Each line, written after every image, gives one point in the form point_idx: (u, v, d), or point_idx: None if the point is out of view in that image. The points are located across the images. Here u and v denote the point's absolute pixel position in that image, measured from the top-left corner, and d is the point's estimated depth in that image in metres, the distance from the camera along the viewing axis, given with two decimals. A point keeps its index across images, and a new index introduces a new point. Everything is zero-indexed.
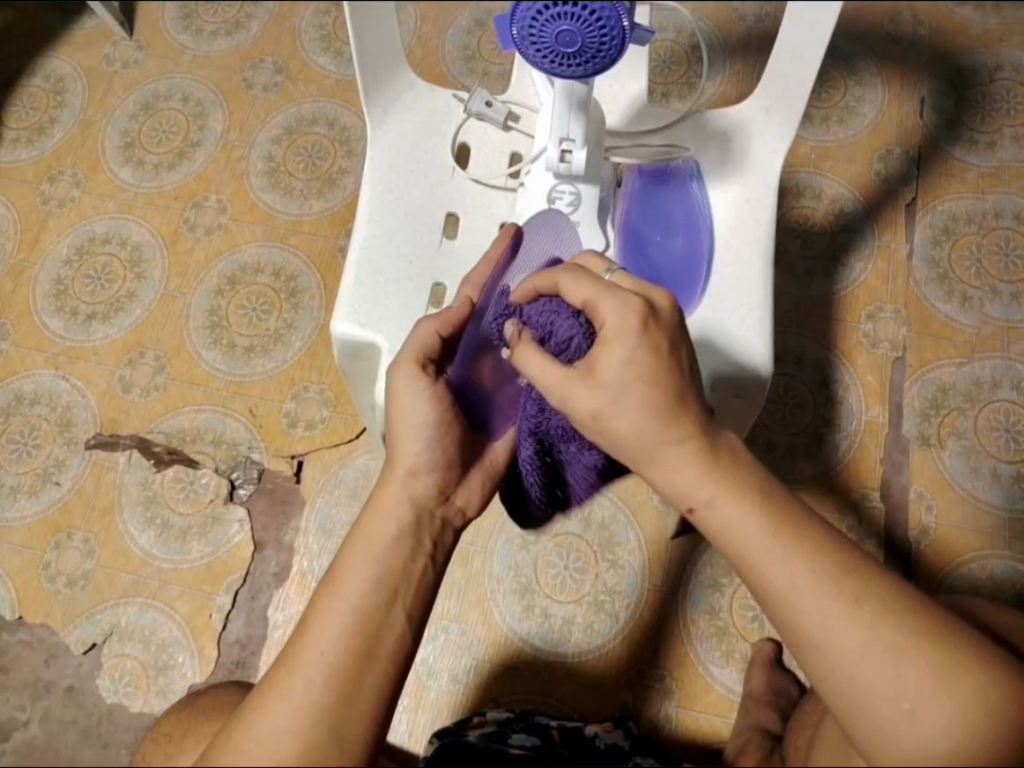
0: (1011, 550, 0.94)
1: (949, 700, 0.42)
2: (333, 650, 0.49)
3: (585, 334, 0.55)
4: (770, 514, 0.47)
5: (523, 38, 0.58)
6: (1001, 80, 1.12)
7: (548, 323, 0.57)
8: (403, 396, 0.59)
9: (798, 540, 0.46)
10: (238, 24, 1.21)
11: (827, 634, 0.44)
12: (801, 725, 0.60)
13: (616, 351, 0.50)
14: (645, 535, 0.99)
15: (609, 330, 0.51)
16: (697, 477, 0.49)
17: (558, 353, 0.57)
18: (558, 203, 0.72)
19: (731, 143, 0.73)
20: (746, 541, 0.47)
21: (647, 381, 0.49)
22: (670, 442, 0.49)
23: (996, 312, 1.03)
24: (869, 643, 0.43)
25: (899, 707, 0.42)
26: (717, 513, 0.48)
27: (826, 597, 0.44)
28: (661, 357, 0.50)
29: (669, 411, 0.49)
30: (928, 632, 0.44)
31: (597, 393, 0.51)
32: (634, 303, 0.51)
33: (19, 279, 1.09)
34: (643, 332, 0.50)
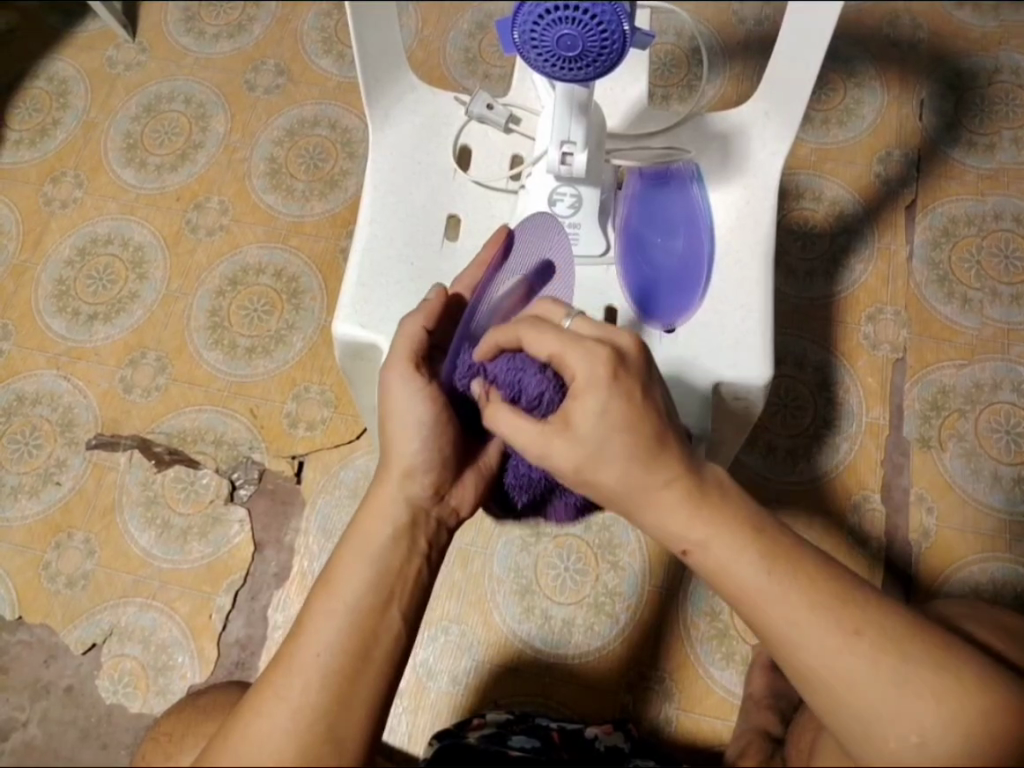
0: (1012, 552, 0.94)
1: (955, 728, 0.43)
2: (330, 650, 0.49)
3: (555, 388, 0.55)
4: (764, 551, 0.47)
5: (525, 42, 0.58)
6: (1000, 82, 1.13)
7: (515, 380, 0.56)
8: (397, 393, 0.58)
9: (794, 576, 0.46)
10: (241, 26, 1.21)
11: (831, 672, 0.44)
12: (801, 727, 0.60)
13: (589, 404, 0.49)
14: (646, 537, 0.99)
15: (579, 382, 0.50)
16: (688, 519, 0.48)
17: (532, 409, 0.56)
18: (558, 206, 0.72)
19: (731, 144, 0.73)
20: (743, 582, 0.47)
21: (624, 427, 0.49)
22: (657, 488, 0.49)
23: (996, 314, 1.03)
24: (872, 675, 0.44)
25: (907, 740, 0.43)
26: (712, 553, 0.48)
27: (825, 634, 0.44)
28: (636, 404, 0.49)
29: (653, 456, 0.49)
30: (931, 656, 0.44)
31: (575, 446, 0.50)
32: (602, 352, 0.50)
33: (21, 280, 1.10)
34: (614, 382, 0.49)
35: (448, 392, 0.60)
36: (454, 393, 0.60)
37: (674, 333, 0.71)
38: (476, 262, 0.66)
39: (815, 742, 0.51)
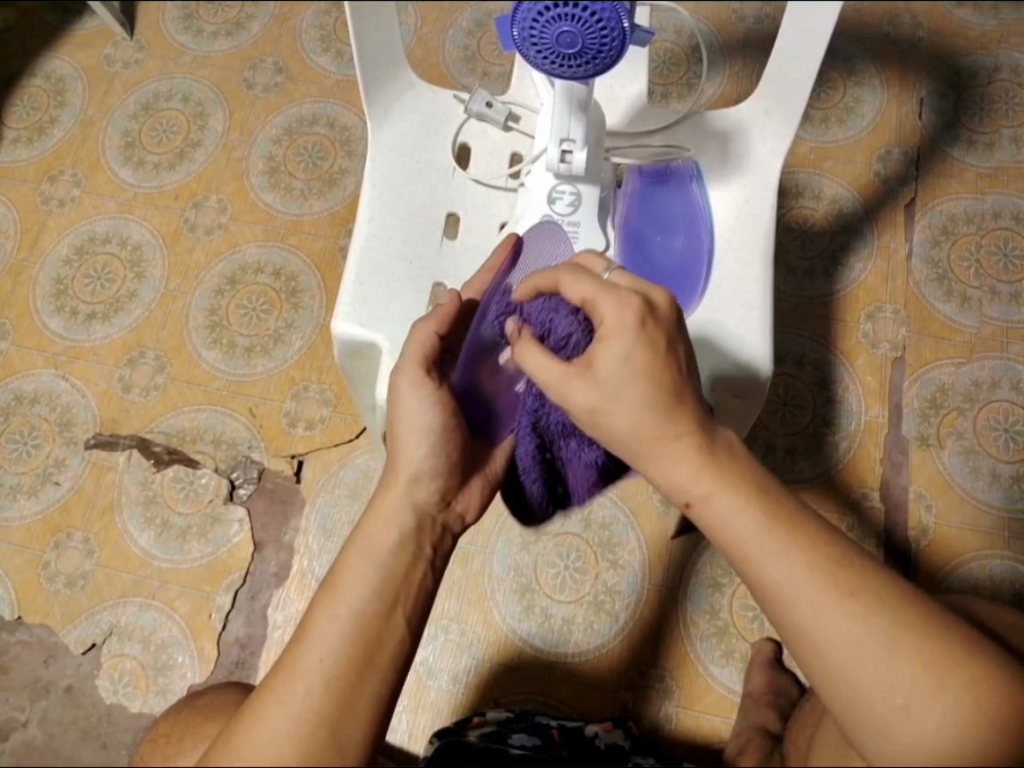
0: (1010, 550, 0.94)
1: (942, 695, 0.42)
2: (334, 656, 0.49)
3: (585, 329, 0.55)
4: (766, 509, 0.47)
5: (524, 39, 0.58)
6: (999, 81, 1.13)
7: (546, 320, 0.56)
8: (407, 400, 0.59)
9: (793, 535, 0.46)
10: (239, 24, 1.21)
11: (820, 630, 0.44)
12: (801, 723, 0.60)
13: (613, 349, 0.49)
14: (646, 535, 0.99)
15: (607, 328, 0.50)
16: (693, 472, 0.48)
17: (558, 350, 0.56)
18: (558, 204, 0.72)
19: (730, 143, 0.73)
20: (740, 538, 0.47)
21: (645, 378, 0.49)
22: (666, 440, 0.49)
23: (995, 312, 1.03)
24: (863, 637, 0.44)
25: (892, 702, 0.43)
26: (712, 508, 0.48)
27: (818, 593, 0.45)
28: (660, 356, 0.49)
29: (667, 408, 0.49)
30: (923, 627, 0.44)
31: (594, 389, 0.50)
32: (632, 301, 0.50)
33: (19, 279, 1.09)
34: (641, 329, 0.50)
35: (458, 396, 0.62)
36: (462, 397, 0.62)
37: None
38: (486, 267, 0.66)
39: (814, 738, 0.51)
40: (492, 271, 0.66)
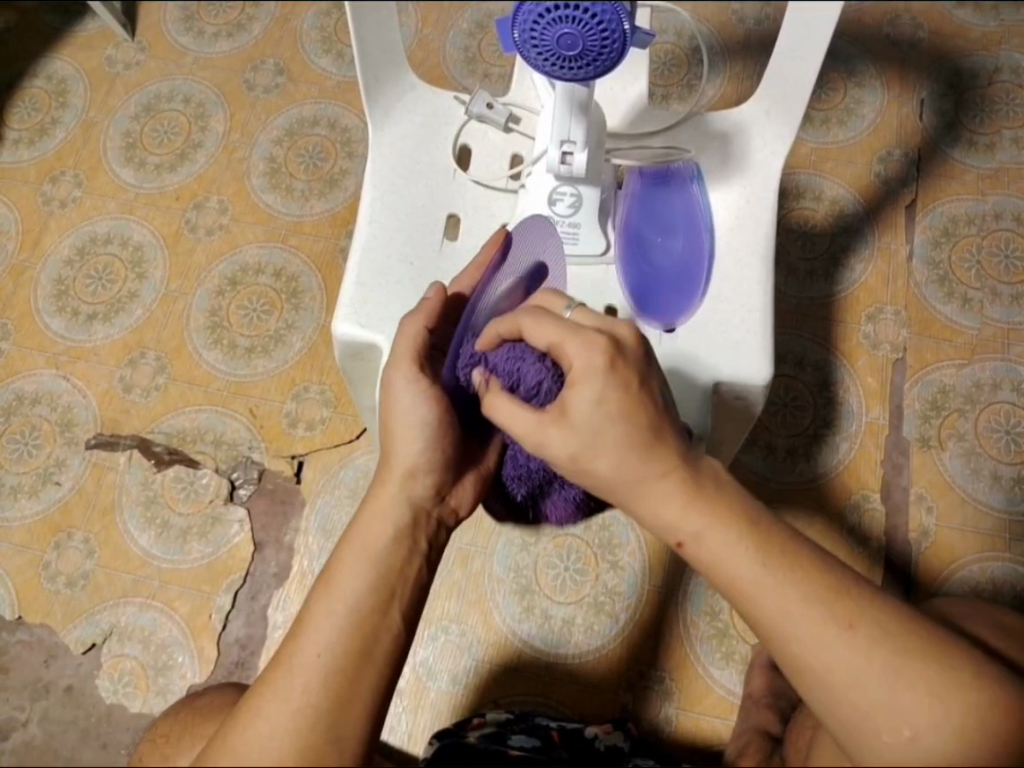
0: (1012, 552, 0.94)
1: (947, 724, 0.43)
2: (331, 652, 0.49)
3: (554, 377, 0.55)
4: (758, 544, 0.47)
5: (525, 41, 0.58)
6: (1000, 81, 1.13)
7: (514, 369, 0.56)
8: (399, 393, 0.58)
9: (788, 569, 0.46)
10: (240, 25, 1.21)
11: (823, 664, 0.44)
12: (800, 726, 0.60)
13: (585, 394, 0.49)
14: (646, 536, 0.99)
15: (576, 371, 0.50)
16: (682, 511, 0.48)
17: (528, 399, 0.56)
18: (558, 205, 0.72)
19: (731, 144, 0.73)
20: (736, 574, 0.47)
21: (622, 418, 0.49)
22: (650, 480, 0.49)
23: (996, 314, 1.03)
24: (865, 668, 0.44)
25: (900, 734, 0.43)
26: (705, 546, 0.48)
27: (820, 627, 0.44)
28: (632, 395, 0.49)
29: (649, 446, 0.49)
30: (924, 650, 0.44)
31: (571, 436, 0.50)
32: (600, 341, 0.50)
33: (20, 280, 1.10)
34: (610, 371, 0.49)
35: (449, 390, 0.61)
36: (454, 392, 0.61)
37: (673, 333, 0.71)
38: (474, 265, 0.66)
39: (813, 741, 0.51)
40: (479, 270, 0.65)
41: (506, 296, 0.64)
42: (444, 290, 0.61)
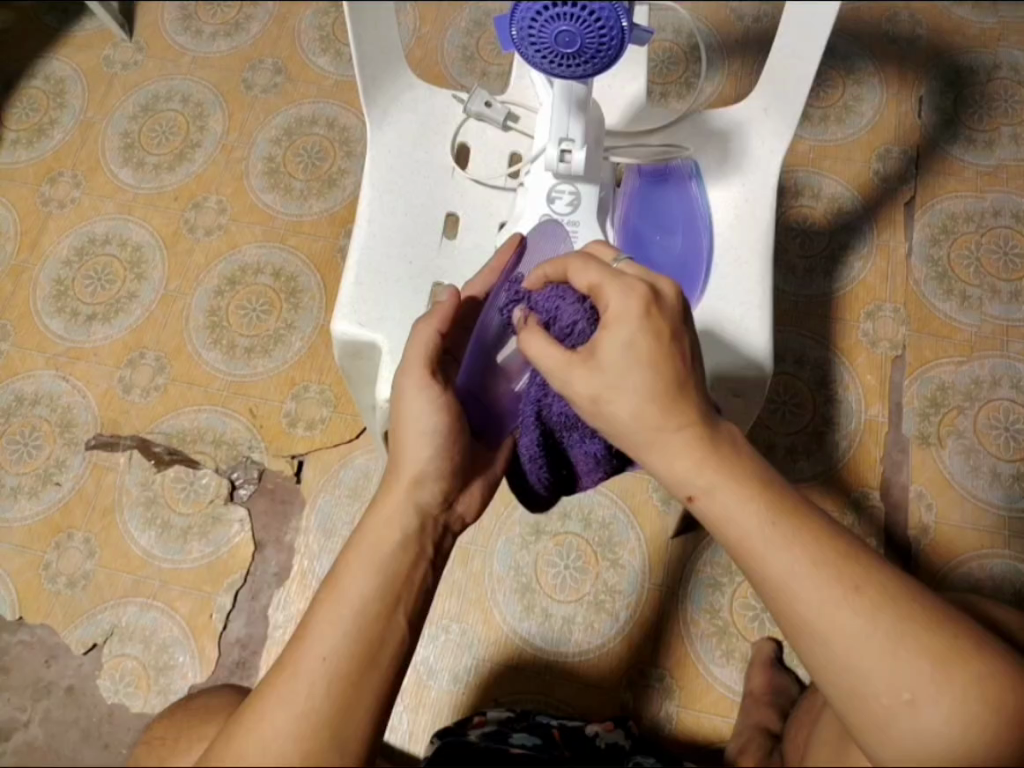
0: (1011, 549, 0.94)
1: (949, 692, 0.42)
2: (336, 656, 0.49)
3: (590, 319, 0.54)
4: (769, 505, 0.47)
5: (523, 38, 0.58)
6: (999, 79, 1.13)
7: (552, 308, 0.55)
8: (410, 403, 0.58)
9: (796, 530, 0.46)
10: (238, 25, 1.21)
11: (826, 626, 0.44)
12: (801, 722, 0.61)
13: (618, 335, 0.49)
14: (646, 535, 0.99)
15: (610, 314, 0.50)
16: (696, 465, 0.49)
17: (561, 338, 0.54)
18: (558, 203, 0.71)
19: (730, 142, 0.73)
20: (744, 532, 0.47)
21: (648, 365, 0.49)
22: (667, 431, 0.49)
23: (995, 311, 1.03)
24: (868, 631, 0.43)
25: (899, 698, 0.42)
26: (717, 501, 0.48)
27: (824, 588, 0.44)
28: (663, 346, 0.49)
29: (669, 399, 0.49)
30: (929, 624, 0.44)
31: (596, 376, 0.50)
32: (639, 287, 0.50)
33: (19, 280, 1.10)
34: (645, 318, 0.50)
35: (460, 396, 0.62)
36: (466, 398, 0.62)
37: None
38: (489, 267, 0.65)
39: (811, 738, 0.52)
40: (496, 270, 0.65)
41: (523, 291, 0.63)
42: (459, 294, 0.61)
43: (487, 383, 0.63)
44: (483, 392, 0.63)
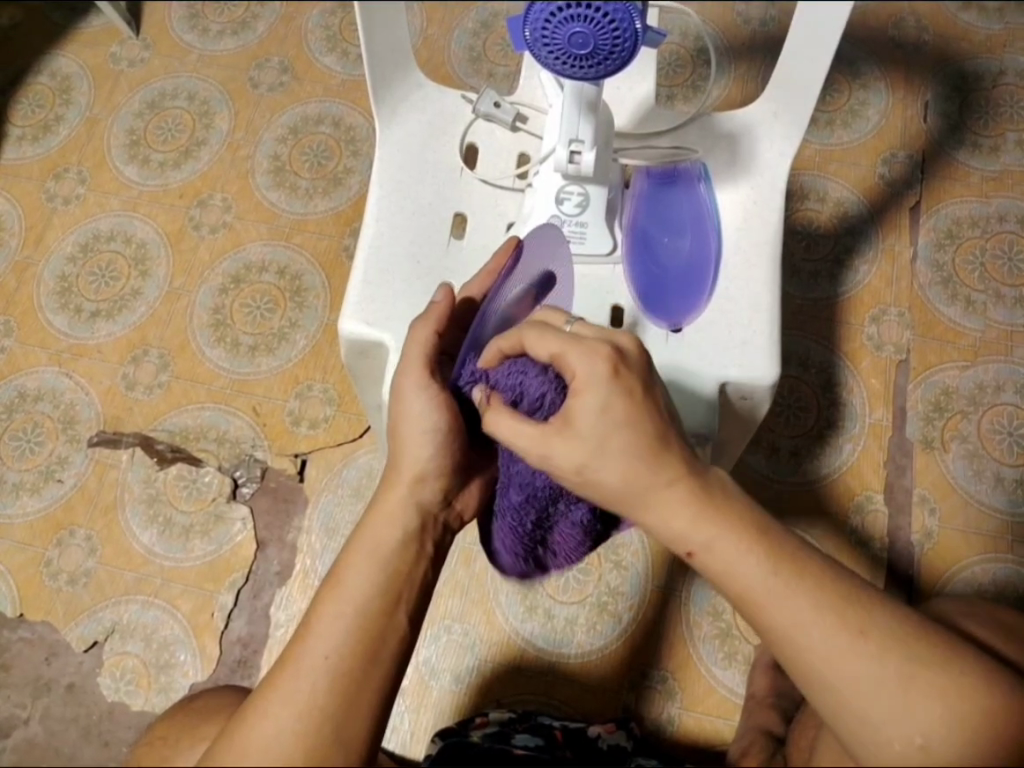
0: (1014, 554, 0.94)
1: (958, 731, 0.43)
2: (339, 652, 0.49)
3: (557, 390, 0.55)
4: (768, 552, 0.47)
5: (536, 39, 0.58)
6: (1005, 84, 1.13)
7: (516, 383, 0.55)
8: (410, 402, 0.58)
9: (797, 576, 0.46)
10: (245, 23, 1.21)
11: (837, 675, 0.44)
12: (804, 723, 0.61)
13: (589, 401, 0.49)
14: (649, 537, 0.99)
15: (579, 380, 0.50)
16: (691, 521, 0.47)
17: (533, 412, 0.55)
18: (566, 204, 0.72)
19: (738, 144, 0.73)
20: (746, 583, 0.46)
21: (626, 425, 0.48)
22: (660, 486, 0.48)
23: (999, 316, 1.03)
24: (880, 675, 0.44)
25: (911, 742, 0.43)
26: (716, 555, 0.47)
27: (832, 637, 0.44)
28: (638, 401, 0.49)
29: (656, 453, 0.48)
30: (936, 659, 0.44)
31: (575, 445, 0.49)
32: (603, 350, 0.50)
33: (23, 277, 1.09)
34: (615, 378, 0.49)
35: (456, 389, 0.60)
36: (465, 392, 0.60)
37: (680, 332, 0.71)
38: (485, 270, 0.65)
39: (814, 744, 0.52)
40: (491, 275, 0.65)
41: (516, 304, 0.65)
42: (453, 295, 0.61)
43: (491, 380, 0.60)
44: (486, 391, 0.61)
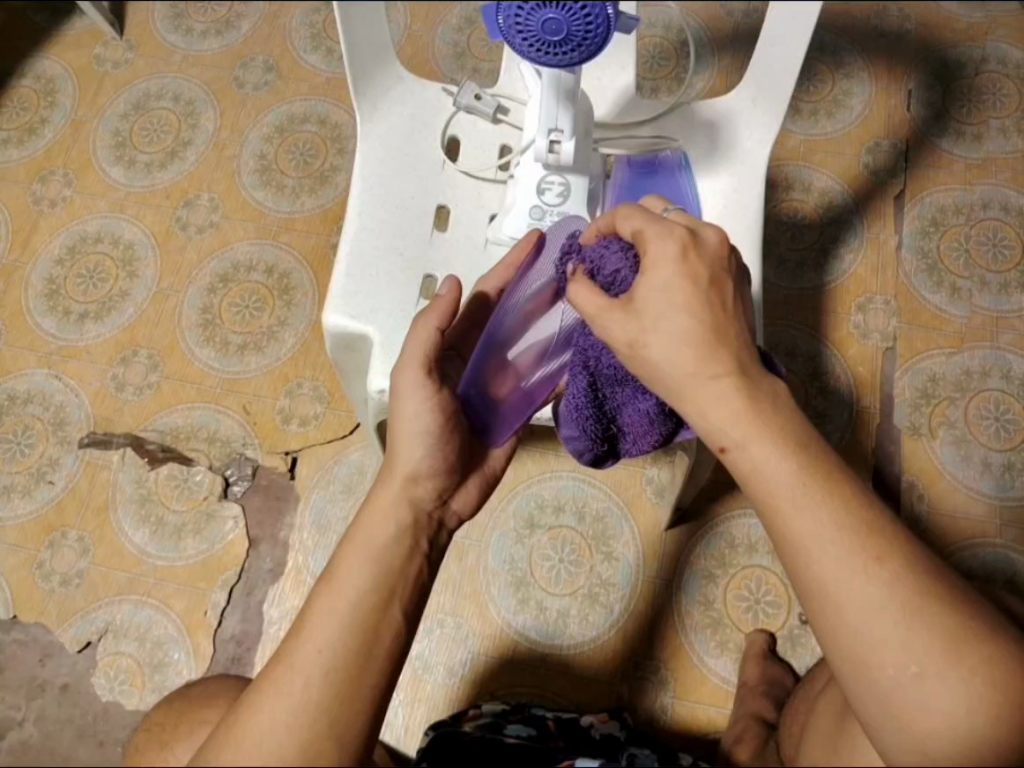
0: (1003, 537, 0.94)
1: (955, 672, 0.42)
2: (332, 649, 0.49)
3: (632, 266, 0.53)
4: (801, 461, 0.46)
5: (509, 27, 0.58)
6: (987, 72, 1.13)
7: (596, 258, 0.54)
8: (407, 401, 0.58)
9: (825, 492, 0.45)
10: (228, 23, 1.21)
11: (844, 594, 0.43)
12: (795, 708, 0.68)
13: (655, 279, 0.49)
14: (639, 526, 0.99)
15: (649, 259, 0.50)
16: (733, 416, 0.47)
17: (606, 287, 0.54)
18: (547, 194, 0.73)
19: (718, 132, 0.74)
20: (773, 488, 0.46)
21: (685, 309, 0.48)
22: (704, 377, 0.48)
23: (985, 303, 1.03)
24: (885, 602, 0.43)
25: (906, 670, 0.42)
26: (749, 455, 0.47)
27: (848, 556, 0.44)
28: (700, 291, 0.48)
29: (710, 345, 0.48)
30: (944, 600, 0.43)
31: (632, 319, 0.49)
32: (676, 230, 0.50)
33: (10, 280, 1.10)
34: (682, 258, 0.49)
35: (460, 401, 0.61)
36: (467, 399, 0.62)
37: None
38: (505, 263, 0.64)
39: (810, 717, 0.57)
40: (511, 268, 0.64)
41: (534, 298, 0.62)
42: (459, 288, 0.59)
43: (492, 381, 0.62)
44: (488, 389, 0.62)
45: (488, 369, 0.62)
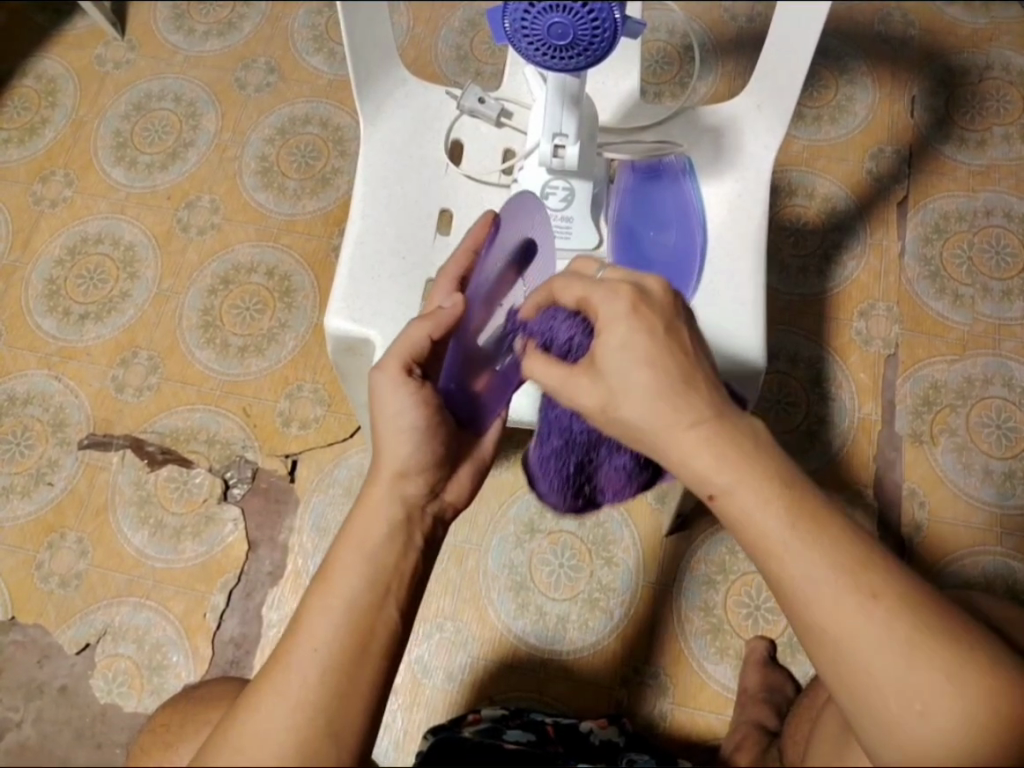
0: (1003, 545, 0.94)
1: (960, 707, 0.42)
2: (327, 649, 0.49)
3: (585, 331, 0.54)
4: (790, 503, 0.45)
5: (515, 30, 0.58)
6: (991, 78, 1.13)
7: (546, 329, 0.56)
8: (389, 398, 0.57)
9: (817, 532, 0.45)
10: (231, 24, 1.21)
11: (841, 633, 0.43)
12: (796, 721, 0.68)
13: (612, 338, 0.49)
14: (640, 532, 0.99)
15: (602, 320, 0.50)
16: (717, 463, 0.46)
17: (563, 356, 0.55)
18: (551, 198, 0.72)
19: (722, 138, 0.74)
20: (764, 532, 0.45)
21: (648, 364, 0.48)
22: (683, 427, 0.47)
23: (987, 310, 1.03)
24: (882, 639, 0.42)
25: (910, 708, 0.42)
26: (737, 503, 0.46)
27: (841, 596, 0.43)
28: (658, 341, 0.48)
29: (675, 395, 0.47)
30: (944, 633, 0.43)
31: (598, 384, 0.50)
32: (623, 289, 0.50)
33: (10, 280, 1.09)
34: (635, 314, 0.49)
35: (443, 396, 0.61)
36: (450, 395, 0.62)
37: None
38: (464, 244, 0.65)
39: (815, 727, 0.57)
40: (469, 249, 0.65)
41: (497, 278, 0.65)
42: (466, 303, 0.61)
43: (469, 375, 0.63)
44: (467, 384, 0.63)
45: (464, 364, 0.63)
